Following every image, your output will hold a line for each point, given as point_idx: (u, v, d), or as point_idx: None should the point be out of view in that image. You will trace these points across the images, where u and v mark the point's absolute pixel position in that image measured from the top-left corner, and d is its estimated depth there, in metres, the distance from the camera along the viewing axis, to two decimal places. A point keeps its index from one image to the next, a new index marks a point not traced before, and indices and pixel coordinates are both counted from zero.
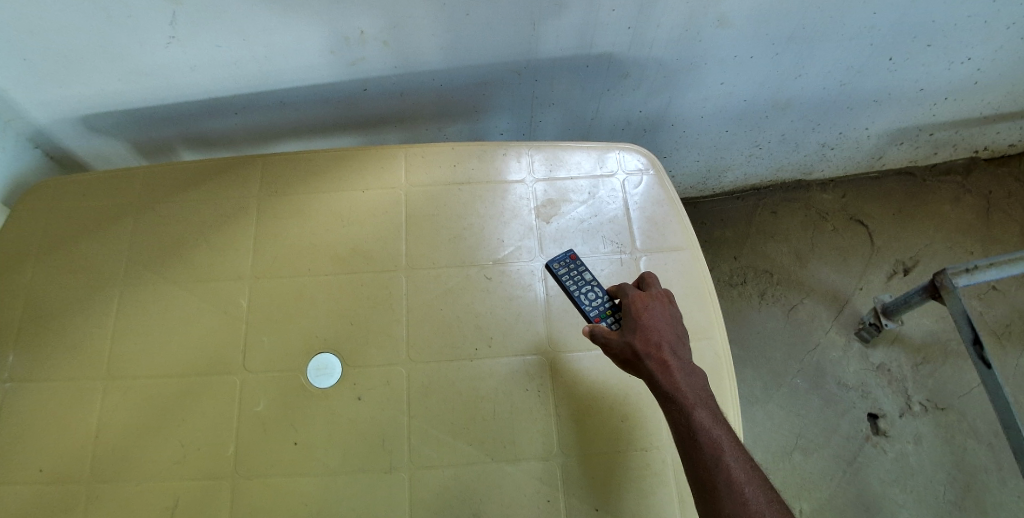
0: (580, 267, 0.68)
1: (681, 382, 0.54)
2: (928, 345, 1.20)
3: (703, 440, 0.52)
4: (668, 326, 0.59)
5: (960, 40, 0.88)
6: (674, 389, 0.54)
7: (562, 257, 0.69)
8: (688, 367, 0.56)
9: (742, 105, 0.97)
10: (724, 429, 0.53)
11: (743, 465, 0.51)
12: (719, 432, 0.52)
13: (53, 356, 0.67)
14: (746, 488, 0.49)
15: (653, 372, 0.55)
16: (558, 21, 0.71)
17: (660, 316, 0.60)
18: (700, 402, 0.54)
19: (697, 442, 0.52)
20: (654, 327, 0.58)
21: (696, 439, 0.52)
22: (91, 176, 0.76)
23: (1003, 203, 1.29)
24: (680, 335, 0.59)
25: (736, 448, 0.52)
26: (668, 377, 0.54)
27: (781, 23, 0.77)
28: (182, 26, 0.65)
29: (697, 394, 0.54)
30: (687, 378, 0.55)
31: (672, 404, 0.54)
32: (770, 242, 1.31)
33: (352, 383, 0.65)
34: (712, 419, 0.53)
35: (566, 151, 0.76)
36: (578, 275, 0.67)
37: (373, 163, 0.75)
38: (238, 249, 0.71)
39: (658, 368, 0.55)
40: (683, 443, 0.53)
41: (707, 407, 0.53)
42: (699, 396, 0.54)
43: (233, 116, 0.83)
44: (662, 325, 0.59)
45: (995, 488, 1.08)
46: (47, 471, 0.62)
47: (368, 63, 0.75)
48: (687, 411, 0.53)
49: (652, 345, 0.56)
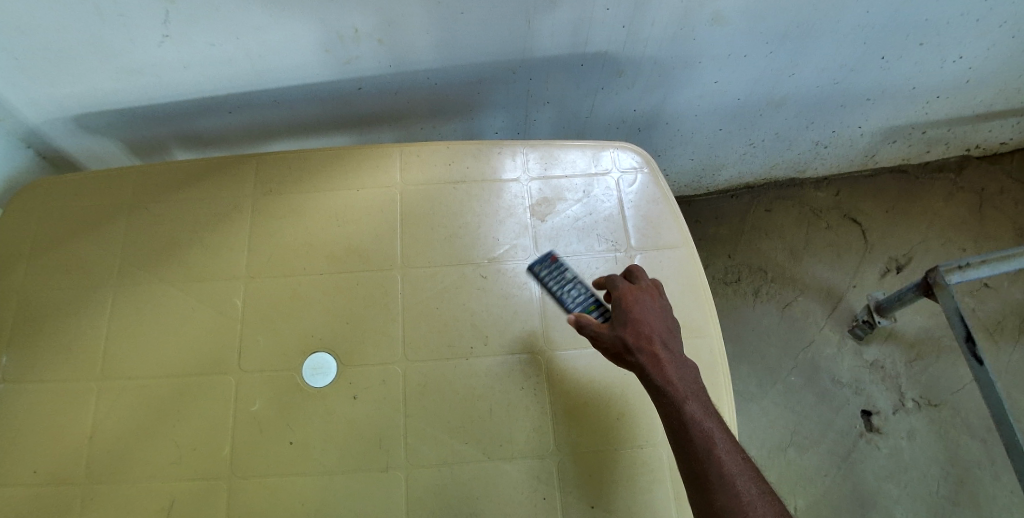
0: (562, 266, 0.69)
1: (673, 376, 0.54)
2: (922, 342, 1.21)
3: (695, 433, 0.52)
4: (658, 318, 0.59)
5: (952, 39, 0.88)
6: (665, 383, 0.54)
7: (543, 258, 0.70)
8: (679, 359, 0.56)
9: (737, 103, 0.97)
10: (715, 420, 0.53)
11: (735, 457, 0.51)
12: (711, 424, 0.53)
13: (46, 357, 0.67)
14: (739, 480, 0.50)
15: (644, 366, 0.55)
16: (553, 20, 0.71)
17: (651, 308, 0.59)
18: (692, 394, 0.54)
19: (689, 434, 0.52)
20: (645, 320, 0.58)
21: (689, 432, 0.52)
22: (86, 176, 0.75)
23: (995, 200, 1.30)
24: (670, 328, 0.59)
25: (728, 439, 0.52)
26: (660, 370, 0.55)
27: (775, 21, 0.77)
28: (174, 24, 0.65)
29: (689, 387, 0.54)
30: (678, 371, 0.55)
31: (663, 397, 0.54)
32: (765, 240, 1.31)
33: (348, 381, 0.64)
34: (703, 411, 0.53)
35: (560, 150, 0.77)
36: (560, 273, 0.69)
37: (368, 162, 0.75)
38: (233, 247, 0.71)
39: (649, 361, 0.55)
40: (677, 436, 0.53)
41: (698, 399, 0.54)
42: (691, 389, 0.54)
43: (227, 114, 0.82)
44: (652, 317, 0.58)
45: (988, 482, 1.09)
46: (42, 473, 0.62)
47: (362, 61, 0.75)
48: (679, 404, 0.53)
49: (643, 338, 0.56)
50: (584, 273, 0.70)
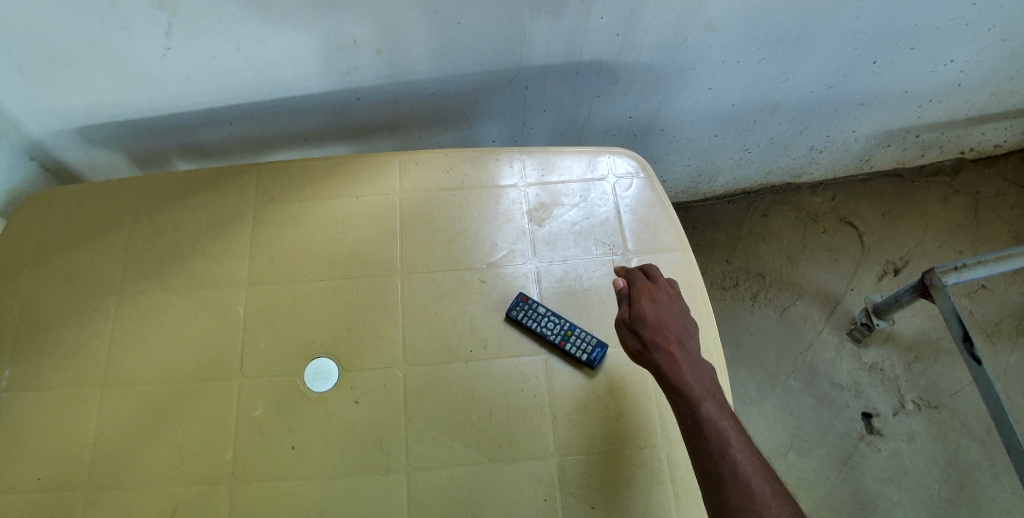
0: (534, 302, 0.68)
1: (688, 374, 0.55)
2: (919, 344, 1.21)
3: (710, 432, 0.52)
4: (675, 319, 0.60)
5: (943, 43, 0.90)
6: (680, 381, 0.55)
7: (516, 301, 0.68)
8: (695, 359, 0.57)
9: (732, 108, 0.99)
10: (730, 421, 0.53)
11: (749, 457, 0.51)
12: (726, 424, 0.53)
13: (49, 365, 0.67)
14: (752, 479, 0.50)
15: (659, 363, 0.56)
16: (549, 29, 0.73)
17: (667, 308, 0.61)
18: (707, 394, 0.55)
19: (704, 433, 0.52)
20: (662, 319, 0.60)
21: (702, 430, 0.53)
22: (89, 187, 0.76)
23: (990, 202, 1.32)
24: (687, 328, 0.60)
25: (743, 440, 0.52)
26: (675, 368, 0.56)
27: (768, 28, 0.79)
28: (177, 37, 0.66)
29: (705, 387, 0.55)
30: (693, 369, 0.56)
31: (678, 395, 0.55)
32: (762, 244, 1.32)
33: (349, 385, 0.65)
34: (718, 411, 0.54)
35: (557, 156, 0.78)
36: (533, 310, 0.67)
37: (368, 170, 0.76)
38: (233, 254, 0.72)
39: (664, 358, 0.56)
40: (690, 435, 0.53)
41: (713, 399, 0.54)
42: (706, 388, 0.55)
43: (229, 125, 0.84)
44: (670, 317, 0.60)
45: (989, 483, 1.09)
46: (45, 480, 0.62)
47: (361, 71, 0.76)
48: (695, 403, 0.54)
49: (659, 335, 0.58)
50: (582, 276, 0.71)
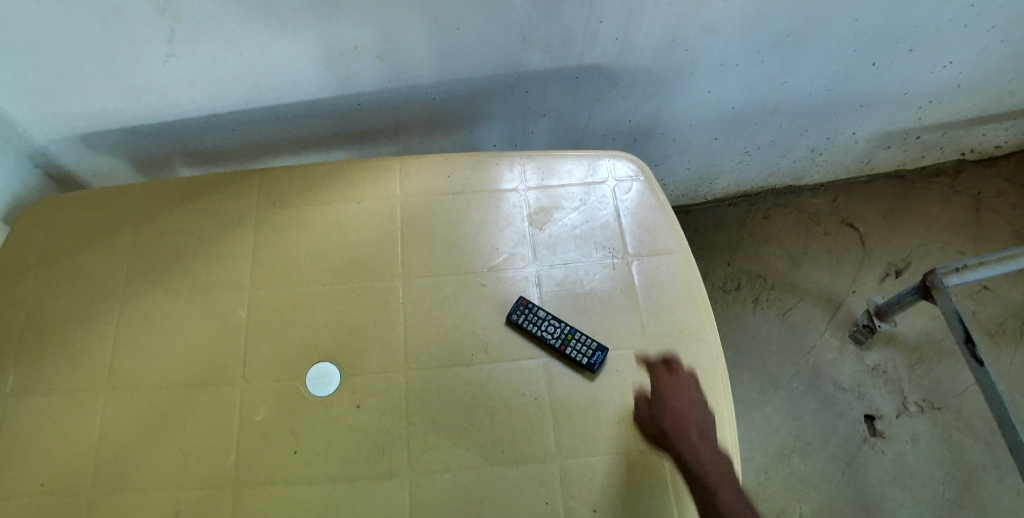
0: (534, 306, 0.68)
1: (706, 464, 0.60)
2: (922, 345, 1.21)
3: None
4: (694, 408, 0.63)
5: (941, 45, 0.90)
6: (699, 473, 0.59)
7: (516, 304, 0.68)
8: (713, 447, 0.61)
9: (732, 111, 0.99)
10: (748, 507, 0.57)
11: None
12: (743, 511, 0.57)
13: (52, 370, 0.68)
14: None
15: (680, 455, 0.60)
16: (548, 33, 0.73)
17: (686, 396, 0.64)
18: (724, 482, 0.59)
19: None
20: (682, 411, 0.62)
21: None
22: (94, 193, 0.77)
23: (992, 202, 1.32)
24: (705, 415, 0.63)
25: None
26: (695, 458, 0.60)
27: (767, 30, 0.79)
28: (179, 44, 0.67)
29: (722, 475, 0.59)
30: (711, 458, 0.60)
31: (697, 483, 0.59)
32: (763, 246, 1.32)
33: (351, 389, 0.65)
34: (736, 499, 0.58)
35: (557, 160, 0.78)
36: (534, 314, 0.68)
37: (369, 175, 0.77)
38: (235, 259, 0.72)
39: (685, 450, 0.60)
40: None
41: (730, 486, 0.59)
42: (724, 478, 0.59)
43: (231, 131, 0.84)
44: (688, 407, 0.63)
45: (994, 484, 1.08)
46: (48, 485, 0.62)
47: (362, 77, 0.77)
48: (714, 492, 0.58)
49: (679, 428, 0.61)
50: (582, 280, 0.71)
